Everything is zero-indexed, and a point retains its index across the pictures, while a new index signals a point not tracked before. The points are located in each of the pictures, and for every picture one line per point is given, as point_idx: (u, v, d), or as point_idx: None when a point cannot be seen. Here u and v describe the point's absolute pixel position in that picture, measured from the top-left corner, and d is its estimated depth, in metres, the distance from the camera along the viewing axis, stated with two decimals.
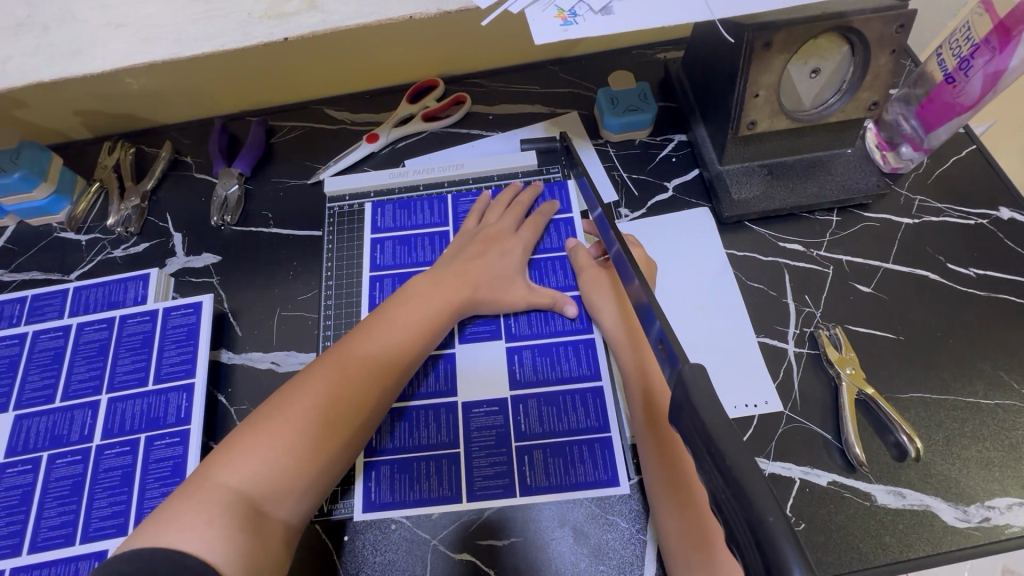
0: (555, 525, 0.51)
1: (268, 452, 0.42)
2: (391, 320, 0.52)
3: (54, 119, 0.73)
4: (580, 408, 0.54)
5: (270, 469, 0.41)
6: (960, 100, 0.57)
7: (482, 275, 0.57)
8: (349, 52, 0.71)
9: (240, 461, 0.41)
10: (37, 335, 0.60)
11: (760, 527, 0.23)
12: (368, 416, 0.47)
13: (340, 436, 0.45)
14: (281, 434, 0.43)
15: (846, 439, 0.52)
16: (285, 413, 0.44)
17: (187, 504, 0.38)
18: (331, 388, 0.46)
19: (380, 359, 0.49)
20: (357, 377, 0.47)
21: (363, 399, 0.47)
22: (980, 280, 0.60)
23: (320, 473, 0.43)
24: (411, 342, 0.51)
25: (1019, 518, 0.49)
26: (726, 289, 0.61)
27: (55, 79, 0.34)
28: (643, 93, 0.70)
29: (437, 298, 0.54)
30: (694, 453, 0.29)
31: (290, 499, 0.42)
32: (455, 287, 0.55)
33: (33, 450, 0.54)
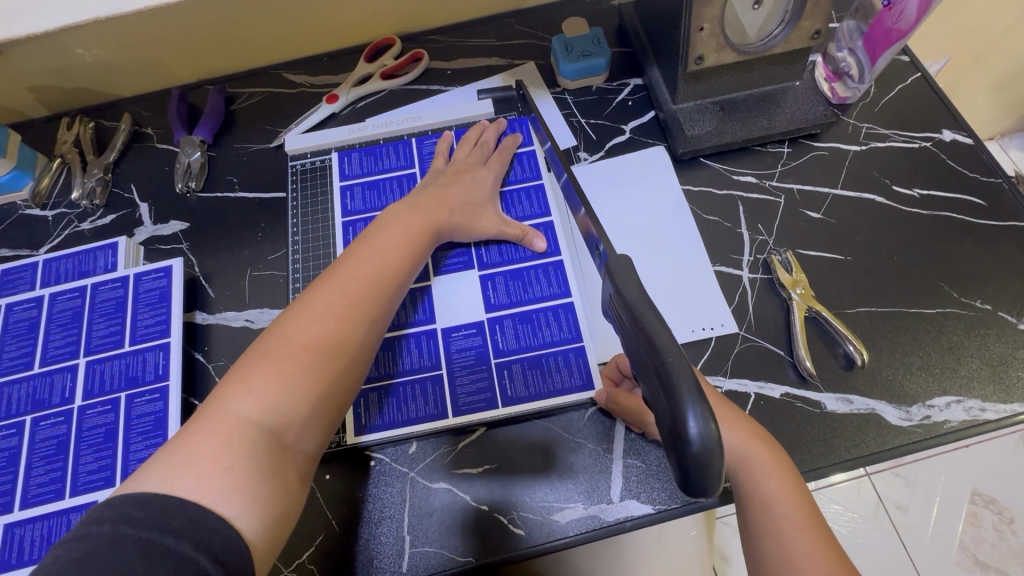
0: (527, 450, 0.53)
1: (281, 383, 0.42)
2: (375, 247, 0.51)
3: (8, 97, 0.72)
4: (553, 324, 0.56)
5: (283, 398, 0.41)
6: (900, 25, 0.58)
7: (455, 202, 0.58)
8: (303, 13, 0.71)
9: (251, 394, 0.41)
10: (10, 307, 0.60)
11: (663, 368, 0.30)
12: (370, 342, 0.47)
13: (349, 363, 0.45)
14: (291, 364, 0.42)
15: (797, 353, 0.55)
16: (289, 346, 0.43)
17: (196, 446, 0.38)
18: (330, 315, 0.45)
19: (377, 286, 0.49)
20: (349, 302, 0.47)
21: (360, 325, 0.46)
22: (924, 200, 0.63)
23: (335, 400, 0.44)
24: (398, 266, 0.51)
25: (957, 414, 0.53)
26: (682, 223, 0.63)
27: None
28: (597, 38, 0.71)
29: (418, 223, 0.54)
30: (621, 323, 0.36)
31: (309, 426, 0.43)
32: (432, 214, 0.56)
33: (16, 415, 0.55)
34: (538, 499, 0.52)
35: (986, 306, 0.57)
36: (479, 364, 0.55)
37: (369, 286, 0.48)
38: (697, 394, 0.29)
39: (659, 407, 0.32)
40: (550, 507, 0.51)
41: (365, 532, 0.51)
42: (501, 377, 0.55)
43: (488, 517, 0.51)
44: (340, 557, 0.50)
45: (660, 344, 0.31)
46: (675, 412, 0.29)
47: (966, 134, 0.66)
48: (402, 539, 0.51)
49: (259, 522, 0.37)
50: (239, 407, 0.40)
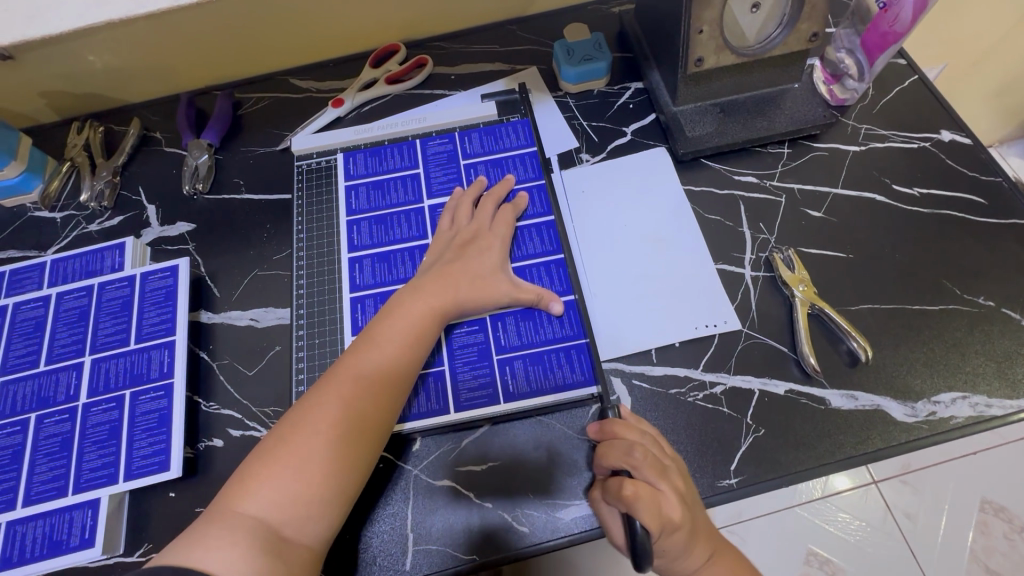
0: (530, 448, 0.54)
1: (289, 478, 0.44)
2: (379, 337, 0.51)
3: (20, 103, 0.74)
4: (556, 321, 0.57)
5: (283, 494, 0.43)
6: (896, 27, 0.59)
7: (462, 277, 0.55)
8: (310, 20, 0.73)
9: (257, 491, 0.43)
10: (18, 306, 0.61)
11: None
12: (378, 437, 0.48)
13: (353, 458, 0.46)
14: (298, 459, 0.44)
15: (801, 350, 0.55)
16: (297, 440, 0.45)
17: (206, 530, 0.41)
18: (335, 412, 0.47)
19: (382, 382, 0.49)
20: (349, 398, 0.47)
21: (359, 416, 0.47)
22: (924, 198, 0.63)
23: (337, 494, 0.45)
24: (401, 355, 0.51)
25: (963, 409, 0.53)
26: (684, 222, 0.64)
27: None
28: (598, 42, 0.72)
29: (422, 308, 0.53)
30: None
31: (309, 522, 0.44)
32: (439, 296, 0.54)
33: (21, 413, 0.55)
34: (542, 496, 0.52)
35: (989, 303, 0.57)
36: (481, 361, 0.55)
37: (376, 379, 0.49)
38: None
39: None
40: (553, 503, 0.52)
41: (366, 530, 0.51)
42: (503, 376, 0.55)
43: (492, 514, 0.51)
44: (345, 555, 0.50)
45: None
46: None
47: (965, 134, 0.67)
48: (405, 534, 0.51)
49: None
50: (244, 503, 0.43)
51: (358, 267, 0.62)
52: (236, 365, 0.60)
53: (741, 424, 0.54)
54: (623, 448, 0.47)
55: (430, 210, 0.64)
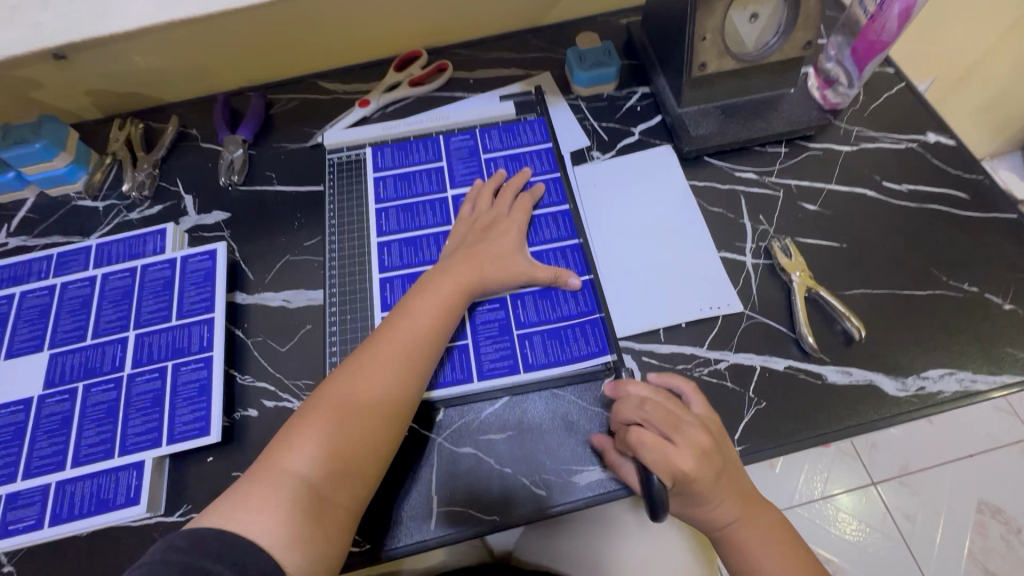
0: (546, 418, 0.57)
1: (327, 438, 0.48)
2: (409, 313, 0.55)
3: (68, 100, 0.79)
4: (571, 300, 0.61)
5: (320, 454, 0.47)
6: (883, 37, 0.64)
7: (484, 258, 0.60)
8: (341, 26, 0.78)
9: (297, 450, 0.47)
10: (66, 285, 0.65)
11: None
12: (407, 405, 0.52)
13: (387, 423, 0.50)
14: (338, 422, 0.48)
15: (799, 329, 0.59)
16: (338, 403, 0.50)
17: (252, 485, 0.45)
18: (373, 381, 0.51)
19: (414, 355, 0.53)
20: (381, 368, 0.51)
21: (391, 384, 0.51)
22: (912, 194, 0.68)
23: (370, 455, 0.49)
24: (429, 329, 0.55)
25: (950, 385, 0.57)
26: (689, 214, 0.68)
27: (111, 32, 0.42)
28: (608, 50, 0.77)
29: (448, 287, 0.57)
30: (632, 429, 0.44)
31: (345, 480, 0.47)
32: (464, 275, 0.58)
33: (69, 381, 0.59)
34: (558, 463, 0.55)
35: (973, 289, 0.61)
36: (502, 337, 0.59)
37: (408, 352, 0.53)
38: None
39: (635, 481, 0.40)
40: (568, 469, 0.55)
41: (393, 492, 0.54)
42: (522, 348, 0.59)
43: (511, 477, 0.55)
44: (373, 515, 0.53)
45: None
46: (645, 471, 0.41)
47: (949, 137, 0.72)
48: (429, 496, 0.54)
49: (298, 556, 0.43)
50: (286, 460, 0.46)
51: (387, 251, 0.66)
52: (269, 341, 0.64)
53: (744, 397, 0.57)
54: (636, 402, 0.51)
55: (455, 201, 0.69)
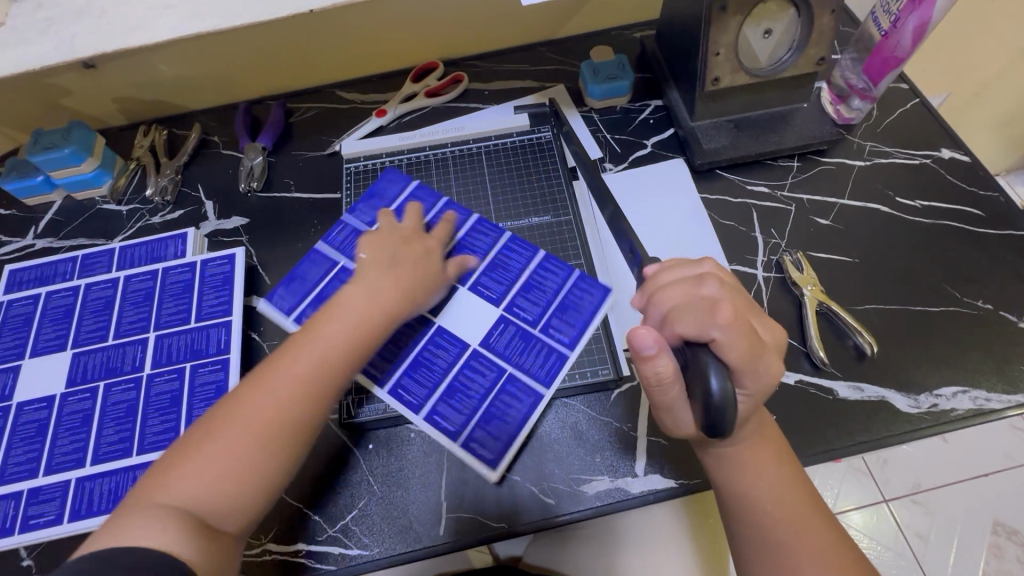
0: (556, 427, 0.58)
1: (219, 464, 0.43)
2: (322, 325, 0.49)
3: (96, 107, 0.81)
4: (583, 295, 0.60)
5: (209, 482, 0.42)
6: (898, 53, 0.64)
7: (408, 270, 0.54)
8: (360, 38, 0.80)
9: (180, 479, 0.42)
10: (89, 286, 0.67)
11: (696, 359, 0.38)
12: (311, 425, 0.47)
13: (283, 452, 0.45)
14: (227, 448, 0.43)
15: (810, 343, 0.59)
16: (228, 430, 0.44)
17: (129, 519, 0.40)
18: (271, 408, 0.45)
19: (322, 380, 0.47)
20: (287, 385, 0.46)
21: (296, 403, 0.46)
22: (925, 210, 0.68)
23: (266, 481, 0.44)
24: (344, 342, 0.49)
25: (963, 403, 0.56)
26: (701, 227, 0.69)
27: (143, 43, 0.44)
28: (622, 64, 0.78)
29: (369, 298, 0.51)
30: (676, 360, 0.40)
31: (237, 507, 0.43)
32: (390, 285, 0.52)
33: (91, 380, 0.61)
34: (567, 473, 0.56)
35: (988, 306, 0.61)
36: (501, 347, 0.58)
37: (316, 377, 0.47)
38: (719, 369, 0.36)
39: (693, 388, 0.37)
40: (577, 479, 0.55)
41: (404, 498, 0.55)
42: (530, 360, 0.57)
43: (521, 486, 0.55)
44: (385, 521, 0.54)
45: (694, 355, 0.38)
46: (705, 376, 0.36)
47: (964, 153, 0.72)
48: (439, 503, 0.55)
49: None
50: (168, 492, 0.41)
51: None
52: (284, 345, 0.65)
53: None
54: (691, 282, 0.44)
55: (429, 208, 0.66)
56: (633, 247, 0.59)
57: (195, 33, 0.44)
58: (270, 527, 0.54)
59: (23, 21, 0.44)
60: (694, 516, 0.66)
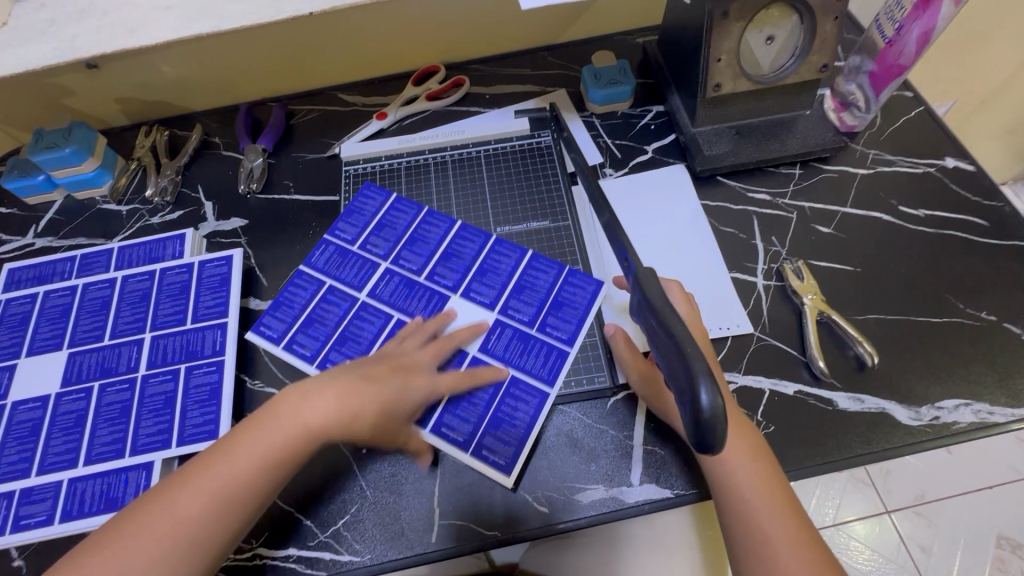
0: (552, 434, 0.57)
1: (142, 556, 0.42)
2: (269, 425, 0.48)
3: (98, 107, 0.82)
4: (577, 291, 0.62)
5: (129, 573, 0.42)
6: (901, 60, 0.64)
7: (379, 392, 0.51)
8: (362, 41, 0.80)
9: (103, 564, 0.42)
10: (86, 286, 0.67)
11: (683, 356, 0.35)
12: (240, 523, 0.46)
13: (205, 554, 0.44)
14: (121, 564, 0.42)
15: (810, 353, 0.59)
16: (130, 538, 0.43)
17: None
18: (175, 524, 0.44)
19: (236, 501, 0.45)
20: (220, 491, 0.45)
21: (227, 507, 0.45)
22: (929, 219, 0.67)
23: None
24: (287, 451, 0.48)
25: (966, 416, 0.55)
26: (701, 233, 0.68)
27: (142, 43, 0.44)
28: (623, 69, 0.78)
29: (324, 409, 0.49)
30: (663, 350, 0.38)
31: None
32: (350, 403, 0.50)
33: (86, 380, 0.61)
34: (562, 480, 0.55)
35: (991, 317, 0.60)
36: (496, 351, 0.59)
37: (230, 497, 0.45)
38: (709, 371, 0.33)
39: (679, 388, 0.35)
40: (572, 487, 0.55)
41: (398, 503, 0.55)
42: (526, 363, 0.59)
43: (515, 493, 0.55)
44: (380, 526, 0.54)
45: (682, 342, 0.35)
46: (691, 385, 0.33)
47: (968, 162, 0.71)
48: (432, 509, 0.54)
49: None
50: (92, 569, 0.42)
51: (388, 279, 0.65)
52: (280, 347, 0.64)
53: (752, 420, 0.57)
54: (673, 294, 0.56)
55: (410, 221, 0.69)
56: (627, 258, 0.48)
57: (194, 34, 0.44)
58: (261, 531, 0.54)
59: (25, 21, 0.44)
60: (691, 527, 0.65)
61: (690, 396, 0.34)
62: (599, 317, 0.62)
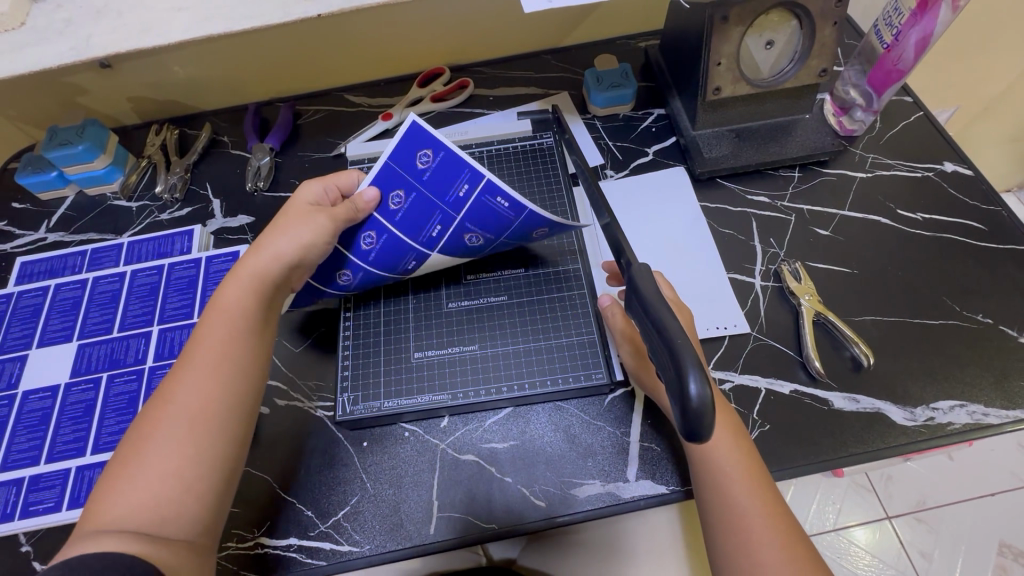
0: (549, 429, 0.58)
1: (157, 456, 0.43)
2: (217, 301, 0.51)
3: (110, 106, 0.83)
4: None
5: (149, 481, 0.42)
6: (900, 66, 0.65)
7: (288, 220, 0.55)
8: (369, 43, 0.82)
9: (121, 488, 0.42)
10: (96, 280, 0.69)
11: (673, 348, 0.36)
12: (236, 383, 0.48)
13: (215, 428, 0.45)
14: (158, 457, 0.43)
15: (806, 353, 0.59)
16: (153, 435, 0.44)
17: (82, 528, 0.40)
18: (179, 410, 0.45)
19: (231, 354, 0.48)
20: (190, 359, 0.48)
21: (209, 361, 0.47)
22: (927, 222, 0.68)
23: (212, 460, 0.44)
24: (241, 301, 0.51)
25: (960, 417, 0.56)
26: (700, 234, 0.69)
27: (154, 43, 0.45)
28: (625, 72, 0.79)
29: (249, 262, 0.53)
30: (651, 344, 0.39)
31: (190, 498, 0.43)
32: (268, 241, 0.54)
33: (95, 371, 0.62)
34: (559, 475, 0.56)
35: (987, 320, 0.61)
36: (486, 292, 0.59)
37: (225, 354, 0.48)
38: (698, 361, 0.35)
39: (667, 378, 0.36)
40: (569, 482, 0.55)
41: (397, 496, 0.56)
42: (490, 209, 0.55)
43: (513, 487, 0.56)
44: (379, 519, 0.55)
45: (671, 333, 0.37)
46: (679, 374, 0.34)
47: (967, 167, 0.71)
48: (430, 502, 0.55)
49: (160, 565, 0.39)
50: (111, 498, 0.41)
51: None
52: (284, 342, 0.65)
53: (748, 418, 0.57)
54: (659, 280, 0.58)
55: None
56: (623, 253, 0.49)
57: (205, 35, 0.46)
58: (263, 521, 0.55)
59: (44, 22, 0.46)
60: (687, 524, 0.65)
61: (677, 385, 0.35)
62: (589, 279, 0.65)
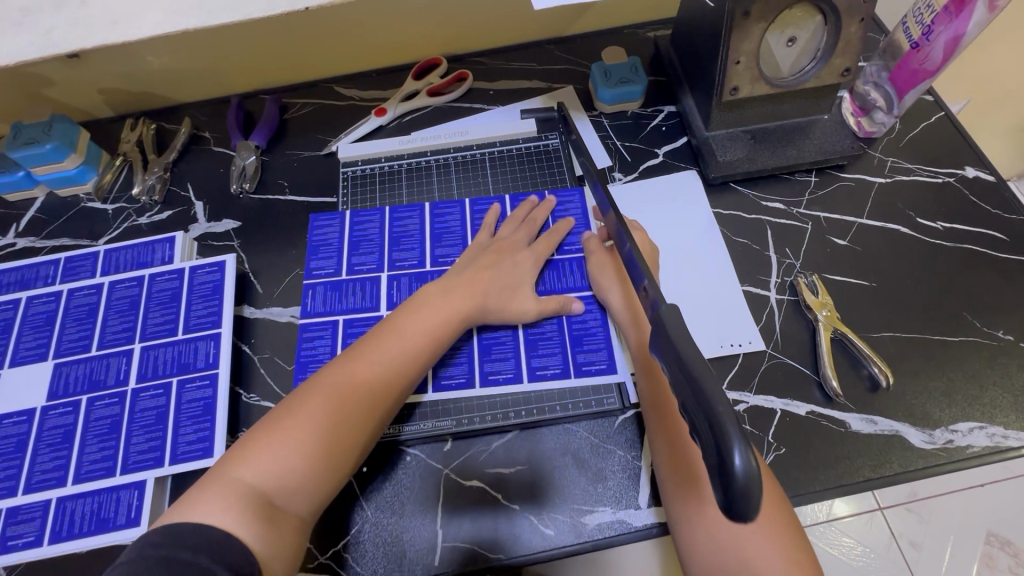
0: (558, 453, 0.56)
1: (301, 443, 0.46)
2: (411, 317, 0.55)
3: (78, 98, 0.77)
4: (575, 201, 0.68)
5: (281, 466, 0.44)
6: (927, 65, 0.61)
7: (490, 284, 0.59)
8: (359, 32, 0.76)
9: (257, 458, 0.44)
10: (71, 292, 0.64)
11: (712, 415, 0.32)
12: (394, 403, 0.51)
13: (365, 435, 0.48)
14: (309, 439, 0.46)
15: (823, 372, 0.57)
16: (310, 418, 0.47)
17: (207, 492, 0.42)
18: (345, 405, 0.48)
19: (402, 375, 0.51)
20: (369, 368, 0.51)
21: (384, 378, 0.51)
22: (946, 232, 0.65)
23: (345, 464, 0.47)
24: (430, 330, 0.54)
25: (979, 439, 0.54)
26: (713, 243, 0.66)
27: (121, 41, 0.40)
28: (635, 66, 0.75)
29: (455, 297, 0.56)
30: (682, 396, 0.36)
31: (308, 489, 0.45)
32: (466, 295, 0.57)
33: (73, 394, 0.58)
34: (569, 503, 0.54)
35: (1008, 337, 0.59)
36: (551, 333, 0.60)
37: (398, 374, 0.51)
38: (742, 432, 0.31)
39: (703, 444, 0.33)
40: (578, 509, 0.53)
41: (398, 525, 0.53)
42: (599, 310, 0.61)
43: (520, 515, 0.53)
44: (381, 550, 0.52)
45: (709, 394, 0.33)
46: (721, 447, 0.31)
47: (988, 172, 0.69)
48: (434, 533, 0.53)
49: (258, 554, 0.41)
50: (244, 466, 0.44)
51: (395, 285, 0.63)
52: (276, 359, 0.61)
53: (763, 441, 0.55)
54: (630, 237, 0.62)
55: (381, 227, 0.67)
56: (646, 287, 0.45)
57: (180, 31, 0.40)
58: None
59: None
60: None
61: (719, 461, 0.31)
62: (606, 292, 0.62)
